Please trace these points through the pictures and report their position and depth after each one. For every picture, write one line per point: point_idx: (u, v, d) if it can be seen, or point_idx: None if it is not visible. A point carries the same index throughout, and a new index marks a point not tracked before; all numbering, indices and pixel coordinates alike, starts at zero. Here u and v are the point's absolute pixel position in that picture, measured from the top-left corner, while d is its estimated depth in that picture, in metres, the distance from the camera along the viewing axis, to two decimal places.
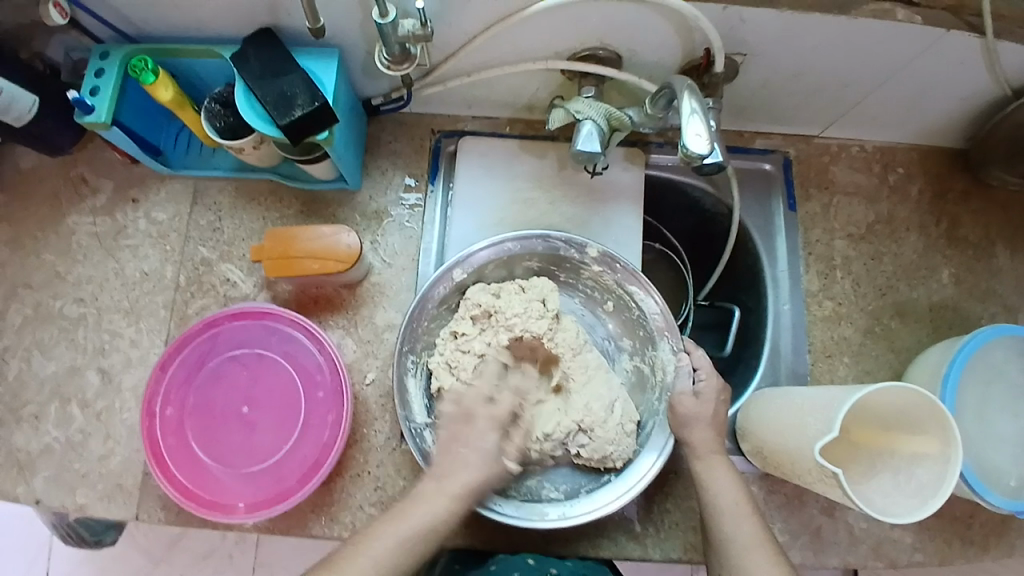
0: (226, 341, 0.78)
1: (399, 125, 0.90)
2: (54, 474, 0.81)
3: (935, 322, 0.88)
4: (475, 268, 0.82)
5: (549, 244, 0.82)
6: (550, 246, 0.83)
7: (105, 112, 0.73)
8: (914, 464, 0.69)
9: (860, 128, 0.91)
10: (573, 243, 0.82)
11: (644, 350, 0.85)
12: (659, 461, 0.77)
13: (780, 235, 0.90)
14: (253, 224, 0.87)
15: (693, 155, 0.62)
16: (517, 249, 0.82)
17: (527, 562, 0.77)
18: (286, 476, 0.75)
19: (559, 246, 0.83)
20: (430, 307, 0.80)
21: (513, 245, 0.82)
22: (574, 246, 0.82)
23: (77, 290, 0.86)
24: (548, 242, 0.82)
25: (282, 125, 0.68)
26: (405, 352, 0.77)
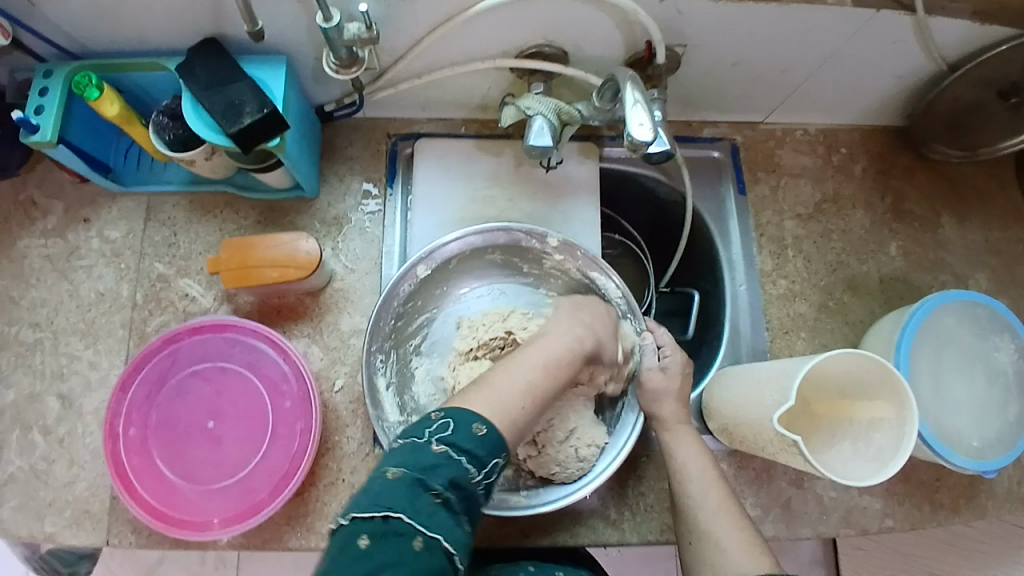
0: (188, 356, 0.77)
1: (354, 130, 0.90)
2: (17, 504, 0.78)
3: (886, 294, 0.91)
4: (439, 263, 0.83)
5: (509, 236, 0.84)
6: (513, 239, 0.84)
7: (50, 131, 0.71)
8: (871, 428, 0.72)
9: (803, 112, 0.94)
10: (534, 234, 0.82)
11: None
12: (633, 436, 0.78)
13: (732, 219, 0.93)
14: (211, 237, 0.86)
15: (637, 143, 0.64)
16: (479, 243, 0.83)
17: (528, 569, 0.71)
18: (259, 487, 0.74)
19: (520, 238, 0.84)
20: (395, 307, 0.80)
21: (475, 239, 0.83)
22: (534, 238, 0.83)
23: (32, 315, 0.84)
24: (510, 234, 0.83)
25: (231, 134, 0.68)
26: (374, 351, 0.78)
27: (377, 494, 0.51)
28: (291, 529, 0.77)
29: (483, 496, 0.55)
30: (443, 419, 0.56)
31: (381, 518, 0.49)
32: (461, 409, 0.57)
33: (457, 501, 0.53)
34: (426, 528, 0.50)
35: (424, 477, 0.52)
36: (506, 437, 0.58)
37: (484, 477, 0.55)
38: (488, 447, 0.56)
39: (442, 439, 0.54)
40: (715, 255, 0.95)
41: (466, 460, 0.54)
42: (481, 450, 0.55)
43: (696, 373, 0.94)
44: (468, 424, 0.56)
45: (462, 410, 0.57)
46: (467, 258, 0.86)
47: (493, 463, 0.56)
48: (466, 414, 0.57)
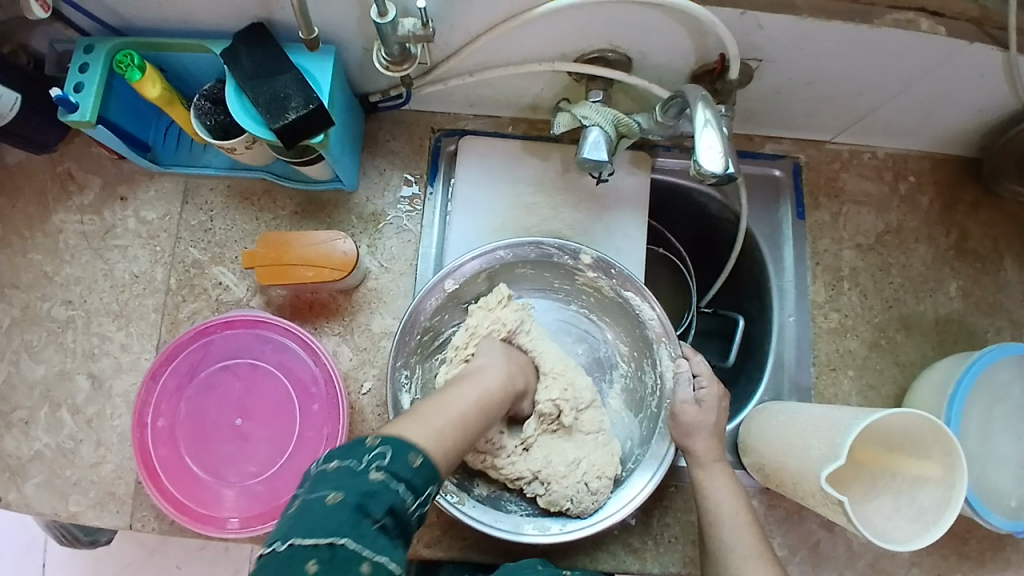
0: (219, 350, 0.76)
1: (398, 123, 0.87)
2: (43, 480, 0.79)
3: (941, 336, 0.86)
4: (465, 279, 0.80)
5: (541, 250, 0.80)
6: (543, 253, 0.81)
7: (89, 110, 0.69)
8: (916, 487, 0.68)
9: (873, 135, 0.88)
10: (566, 250, 0.79)
11: (644, 357, 0.83)
12: (653, 480, 0.75)
13: (787, 245, 0.88)
14: (247, 225, 0.84)
15: (705, 171, 0.60)
16: (509, 257, 0.80)
17: (536, 567, 0.70)
18: (281, 489, 0.73)
19: (551, 252, 0.81)
20: (422, 321, 0.78)
21: (505, 253, 0.80)
22: (567, 253, 0.80)
23: (65, 292, 0.83)
24: (540, 249, 0.80)
25: (276, 129, 0.65)
26: (399, 367, 0.76)
27: (316, 522, 0.48)
28: None
29: (415, 524, 0.53)
30: (382, 446, 0.52)
31: (326, 544, 0.47)
32: (399, 437, 0.54)
33: (395, 529, 0.51)
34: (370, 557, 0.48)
35: (363, 504, 0.49)
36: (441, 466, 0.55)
37: (417, 506, 0.53)
38: (424, 476, 0.53)
39: (382, 467, 0.51)
40: (765, 280, 0.90)
41: (405, 489, 0.52)
42: (418, 480, 0.53)
43: (734, 401, 0.90)
44: (404, 454, 0.53)
45: (401, 438, 0.54)
46: (495, 274, 0.83)
47: (427, 492, 0.54)
48: (405, 445, 0.53)
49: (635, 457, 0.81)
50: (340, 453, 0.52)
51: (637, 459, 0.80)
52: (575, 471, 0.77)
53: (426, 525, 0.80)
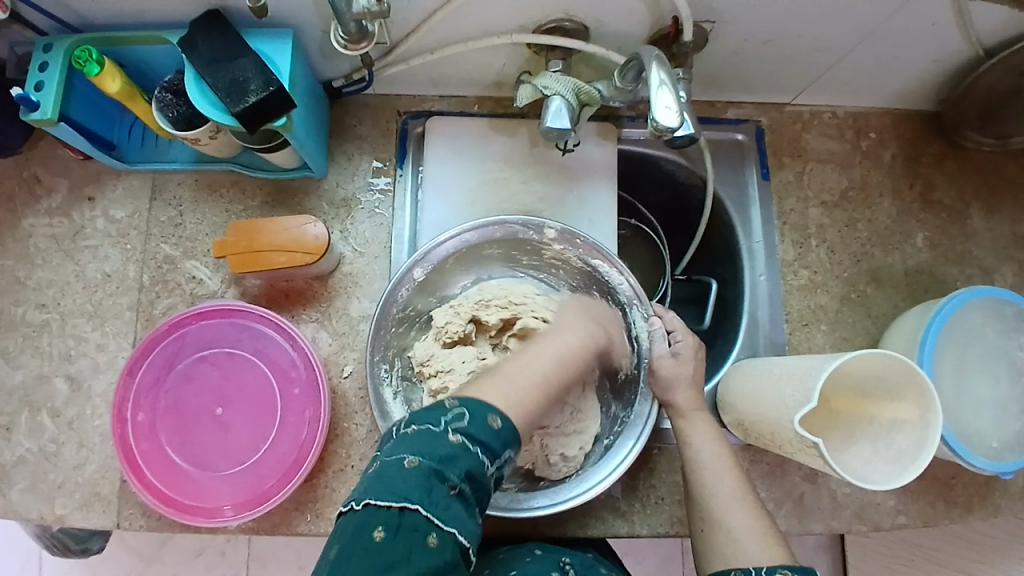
0: (195, 341, 0.75)
1: (364, 108, 0.87)
2: (26, 485, 0.78)
3: (911, 287, 0.88)
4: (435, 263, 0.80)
5: (505, 229, 0.81)
6: (508, 231, 0.81)
7: (51, 107, 0.69)
8: (892, 429, 0.69)
9: (834, 93, 0.90)
10: (530, 225, 0.80)
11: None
12: (637, 447, 0.76)
13: (756, 206, 0.89)
14: (218, 218, 0.84)
15: (662, 129, 0.60)
16: (475, 239, 0.81)
17: (535, 551, 0.72)
18: (267, 474, 0.72)
19: (516, 229, 0.81)
20: (394, 312, 0.78)
21: (471, 236, 0.80)
22: (531, 228, 0.80)
23: (38, 296, 0.82)
24: (504, 227, 0.80)
25: (237, 113, 0.65)
26: (377, 362, 0.77)
27: (394, 482, 0.51)
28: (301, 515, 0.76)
29: (494, 484, 0.56)
30: (461, 409, 0.56)
31: (397, 509, 0.50)
32: (476, 400, 0.57)
33: (470, 493, 0.53)
34: (444, 523, 0.50)
35: (439, 469, 0.52)
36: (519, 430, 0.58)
37: (496, 468, 0.55)
38: (502, 440, 0.56)
39: (459, 429, 0.54)
40: (735, 243, 0.91)
41: (482, 452, 0.54)
42: (496, 442, 0.55)
43: (714, 363, 0.91)
44: (483, 417, 0.56)
45: (481, 403, 0.57)
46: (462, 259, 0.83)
47: (504, 457, 0.56)
48: (484, 408, 0.56)
49: (620, 420, 0.80)
50: (417, 418, 0.56)
51: (623, 421, 0.80)
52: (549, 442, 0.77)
53: None
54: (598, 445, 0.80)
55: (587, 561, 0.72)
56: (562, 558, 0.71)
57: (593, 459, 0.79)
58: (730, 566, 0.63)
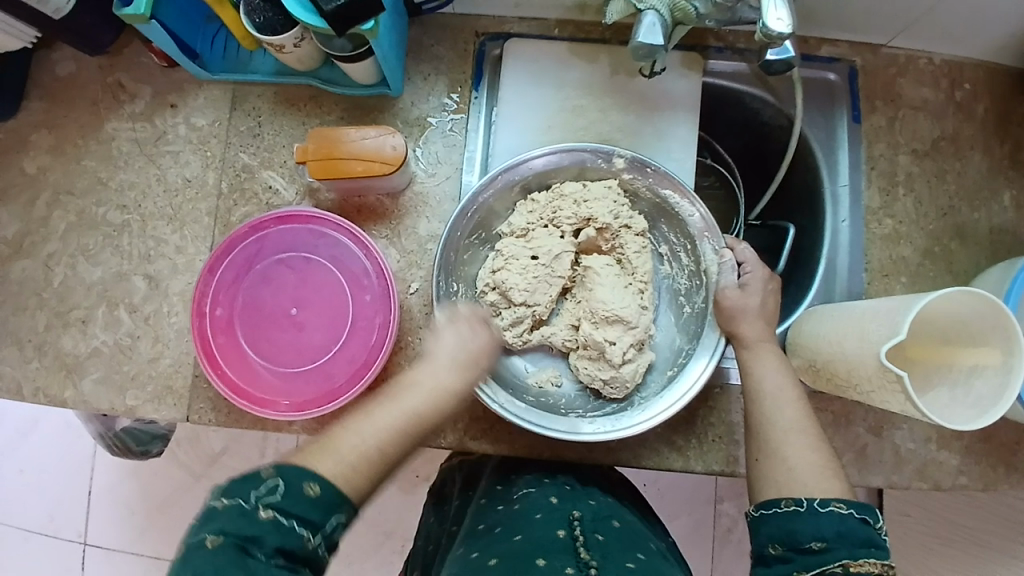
0: (273, 245, 0.77)
1: (443, 28, 0.86)
2: (101, 377, 0.82)
3: (995, 245, 0.84)
4: (503, 188, 0.79)
5: (575, 156, 0.79)
6: (577, 159, 0.80)
7: (144, 3, 0.71)
8: (972, 375, 0.67)
9: (933, 38, 0.85)
10: (600, 153, 0.79)
11: (681, 256, 0.82)
12: (711, 364, 0.75)
13: (842, 149, 0.87)
14: (294, 130, 0.85)
15: (772, 35, 0.58)
16: (542, 165, 0.79)
17: (550, 502, 0.71)
18: (335, 376, 0.74)
19: (586, 157, 0.80)
20: (459, 237, 0.78)
21: (538, 162, 0.79)
22: (600, 156, 0.79)
23: (120, 197, 0.85)
24: (574, 155, 0.79)
25: (328, 12, 0.66)
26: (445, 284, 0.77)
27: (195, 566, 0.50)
28: None
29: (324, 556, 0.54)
30: (273, 477, 0.53)
31: None
32: (292, 466, 0.54)
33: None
34: None
35: (247, 545, 0.51)
36: (345, 493, 0.56)
37: (323, 540, 0.54)
38: (322, 508, 0.54)
39: (269, 504, 0.52)
40: (817, 187, 0.89)
41: (296, 525, 0.52)
42: (315, 513, 0.54)
43: (783, 309, 0.89)
44: (299, 486, 0.54)
45: (297, 467, 0.55)
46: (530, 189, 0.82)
47: (331, 522, 0.54)
48: (299, 474, 0.54)
49: (685, 351, 0.80)
50: (232, 488, 0.53)
51: (688, 353, 0.79)
52: (638, 358, 0.78)
53: (475, 421, 0.81)
54: (660, 376, 0.81)
55: (600, 512, 0.71)
56: (573, 512, 0.69)
57: (654, 388, 0.80)
58: (779, 495, 0.63)
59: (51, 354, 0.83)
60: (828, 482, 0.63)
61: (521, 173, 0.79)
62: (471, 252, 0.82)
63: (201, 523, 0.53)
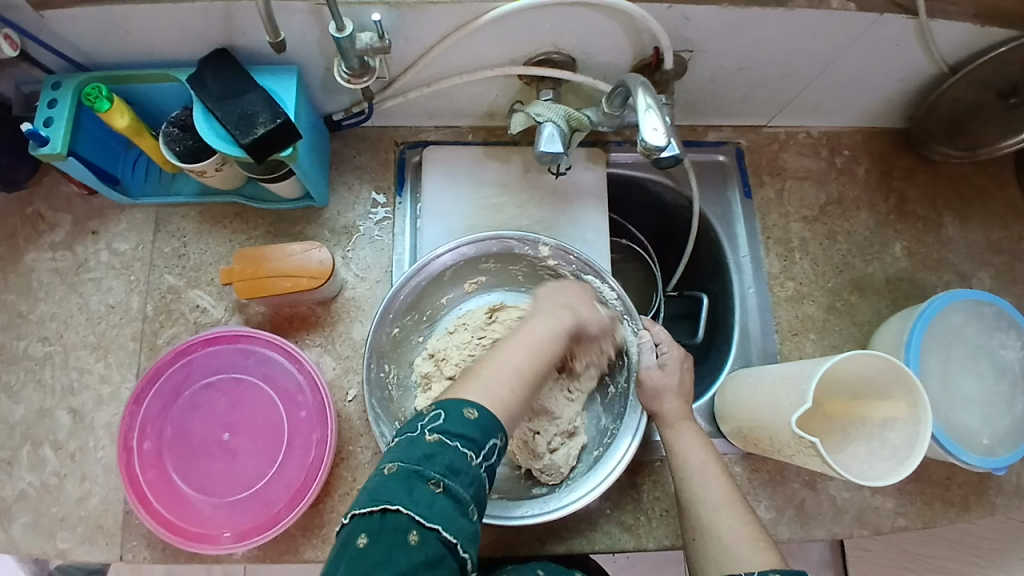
0: (202, 368, 0.76)
1: (362, 139, 0.90)
2: (32, 520, 0.77)
3: (892, 294, 0.92)
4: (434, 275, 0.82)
5: (502, 244, 0.83)
6: (505, 246, 0.83)
7: (60, 142, 0.71)
8: (885, 428, 0.72)
9: (805, 114, 0.96)
10: (526, 241, 0.82)
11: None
12: (634, 444, 0.78)
13: (739, 222, 0.94)
14: (220, 248, 0.85)
15: (651, 148, 0.64)
16: (472, 253, 0.83)
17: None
18: (274, 500, 0.73)
19: (512, 244, 0.83)
20: (390, 320, 0.79)
21: (469, 249, 0.82)
22: (526, 244, 0.83)
23: (40, 329, 0.83)
24: (502, 243, 0.82)
25: (245, 144, 0.67)
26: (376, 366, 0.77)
27: (373, 490, 0.54)
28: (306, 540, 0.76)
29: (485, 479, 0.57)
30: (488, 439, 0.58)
31: (379, 515, 0.52)
32: (462, 399, 0.59)
33: (458, 488, 0.54)
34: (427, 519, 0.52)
35: (416, 468, 0.54)
36: (500, 418, 0.60)
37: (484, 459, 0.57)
38: (483, 430, 0.57)
39: (436, 429, 0.56)
40: (722, 259, 0.96)
41: (461, 445, 0.55)
42: (477, 434, 0.57)
43: (709, 375, 0.94)
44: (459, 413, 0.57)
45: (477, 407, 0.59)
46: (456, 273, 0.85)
47: (489, 445, 0.57)
48: (464, 404, 0.58)
49: (610, 432, 0.82)
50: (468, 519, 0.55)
51: (612, 433, 0.82)
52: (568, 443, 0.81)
53: None
54: (587, 457, 0.82)
55: None
56: None
57: (582, 469, 0.81)
58: None
59: None
60: (768, 552, 0.64)
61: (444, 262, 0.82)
62: (405, 328, 0.83)
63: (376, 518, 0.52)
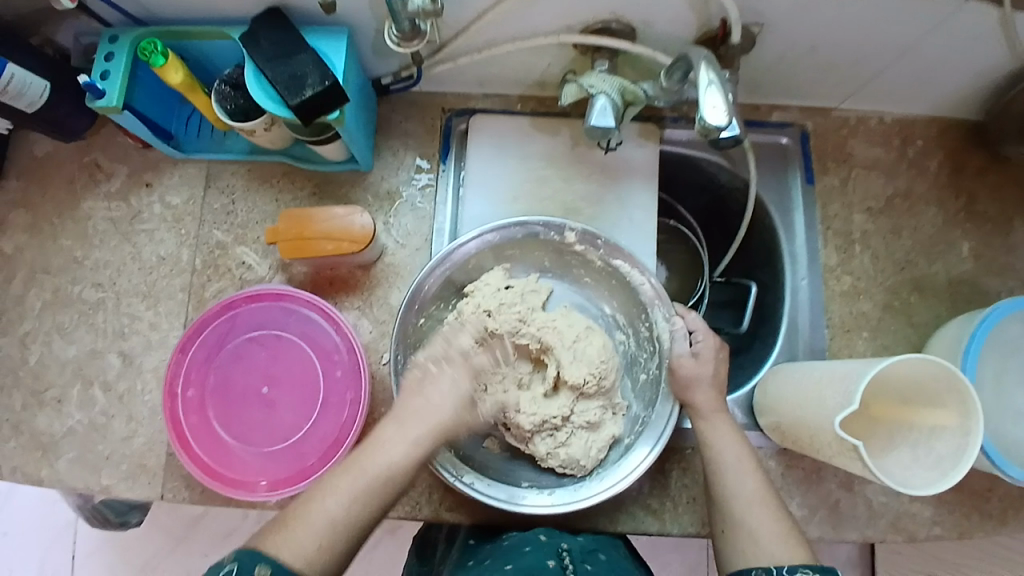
0: (245, 323, 0.78)
1: (410, 104, 0.89)
2: (76, 456, 0.82)
3: (953, 297, 0.87)
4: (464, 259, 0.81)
5: (527, 230, 0.81)
6: (530, 231, 0.81)
7: (116, 96, 0.73)
8: (932, 437, 0.69)
9: (880, 100, 0.89)
10: (551, 227, 0.80)
11: (636, 323, 0.85)
12: (653, 453, 0.76)
13: (797, 211, 0.90)
14: (267, 207, 0.87)
15: (710, 127, 0.61)
16: (498, 239, 0.81)
17: (538, 538, 0.74)
18: (308, 453, 0.75)
19: (537, 230, 0.81)
20: (417, 307, 0.78)
21: (494, 236, 0.80)
22: (552, 229, 0.80)
23: (95, 275, 0.86)
24: (527, 228, 0.80)
25: (294, 105, 0.68)
26: (403, 355, 0.77)
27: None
28: None
29: None
30: (231, 563, 0.54)
31: None
32: (252, 551, 0.56)
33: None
34: None
35: None
36: (300, 571, 0.56)
37: None
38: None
39: None
40: (776, 248, 0.92)
41: None
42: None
43: (750, 366, 0.91)
44: (252, 567, 0.54)
45: (253, 552, 0.56)
46: (485, 258, 0.84)
47: None
48: (251, 561, 0.55)
49: (641, 419, 0.81)
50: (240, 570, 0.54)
51: (643, 422, 0.80)
52: (591, 438, 0.79)
53: (449, 491, 0.81)
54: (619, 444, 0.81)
55: (587, 547, 0.74)
56: (562, 545, 0.73)
57: (614, 457, 0.80)
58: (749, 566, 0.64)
59: (26, 434, 0.83)
60: (799, 545, 0.63)
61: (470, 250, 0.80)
62: (434, 315, 0.83)
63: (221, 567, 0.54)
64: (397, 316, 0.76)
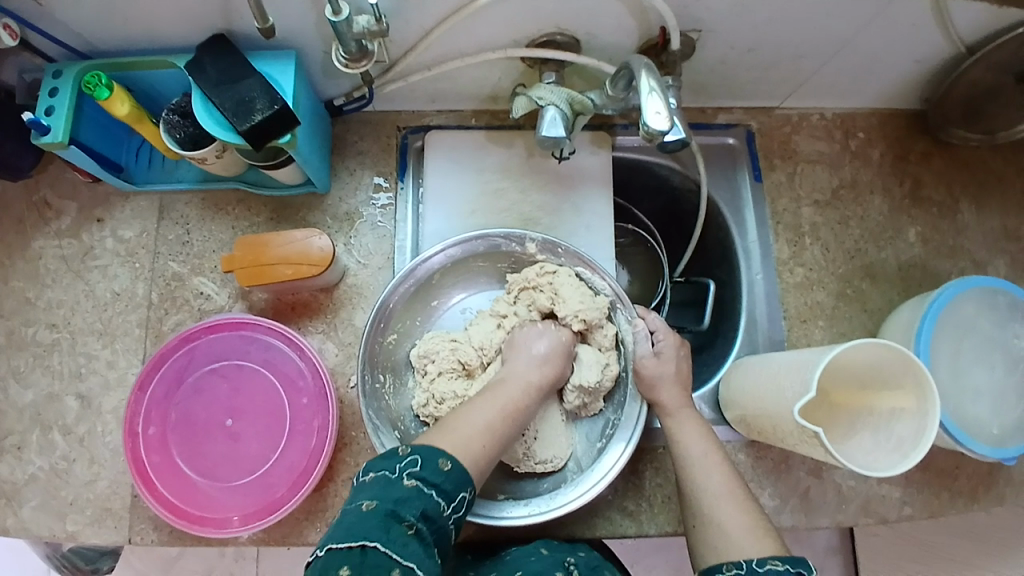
0: (204, 355, 0.77)
1: (364, 124, 0.89)
2: (40, 503, 0.79)
3: (905, 281, 0.90)
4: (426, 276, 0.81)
5: (489, 241, 0.82)
6: (491, 244, 0.82)
7: (61, 131, 0.71)
8: (892, 419, 0.71)
9: (820, 97, 0.93)
10: (512, 237, 0.81)
11: None
12: (629, 447, 0.76)
13: (749, 207, 0.92)
14: (223, 234, 0.86)
15: (655, 133, 0.63)
16: (459, 253, 0.82)
17: (539, 551, 0.73)
18: (277, 483, 0.74)
19: (499, 242, 0.82)
20: (380, 327, 0.78)
21: (456, 250, 0.81)
22: (513, 240, 0.81)
23: (49, 315, 0.84)
24: (488, 241, 0.81)
25: (244, 131, 0.67)
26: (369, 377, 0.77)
27: (351, 526, 0.54)
28: (310, 524, 0.76)
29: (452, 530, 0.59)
30: (412, 456, 0.59)
31: (359, 548, 0.52)
32: (430, 445, 0.60)
33: (428, 533, 0.56)
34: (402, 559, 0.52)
35: (394, 509, 0.55)
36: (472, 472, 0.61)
37: (453, 511, 0.58)
38: (455, 481, 0.59)
39: (413, 474, 0.57)
40: (731, 244, 0.94)
41: (436, 494, 0.57)
42: (449, 485, 0.58)
43: (715, 362, 0.93)
44: (434, 460, 0.59)
45: (430, 446, 0.60)
46: (446, 274, 0.84)
47: (461, 496, 0.59)
48: (433, 452, 0.59)
49: (611, 423, 0.82)
50: (378, 468, 0.58)
51: (614, 425, 0.81)
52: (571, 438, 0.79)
53: None
54: (591, 447, 0.82)
55: (590, 562, 0.72)
56: (566, 559, 0.72)
57: (585, 462, 0.81)
58: (720, 561, 0.64)
59: None
60: (767, 539, 0.64)
61: (437, 262, 0.81)
62: (399, 334, 0.83)
63: (353, 495, 0.57)
64: (363, 339, 0.76)
